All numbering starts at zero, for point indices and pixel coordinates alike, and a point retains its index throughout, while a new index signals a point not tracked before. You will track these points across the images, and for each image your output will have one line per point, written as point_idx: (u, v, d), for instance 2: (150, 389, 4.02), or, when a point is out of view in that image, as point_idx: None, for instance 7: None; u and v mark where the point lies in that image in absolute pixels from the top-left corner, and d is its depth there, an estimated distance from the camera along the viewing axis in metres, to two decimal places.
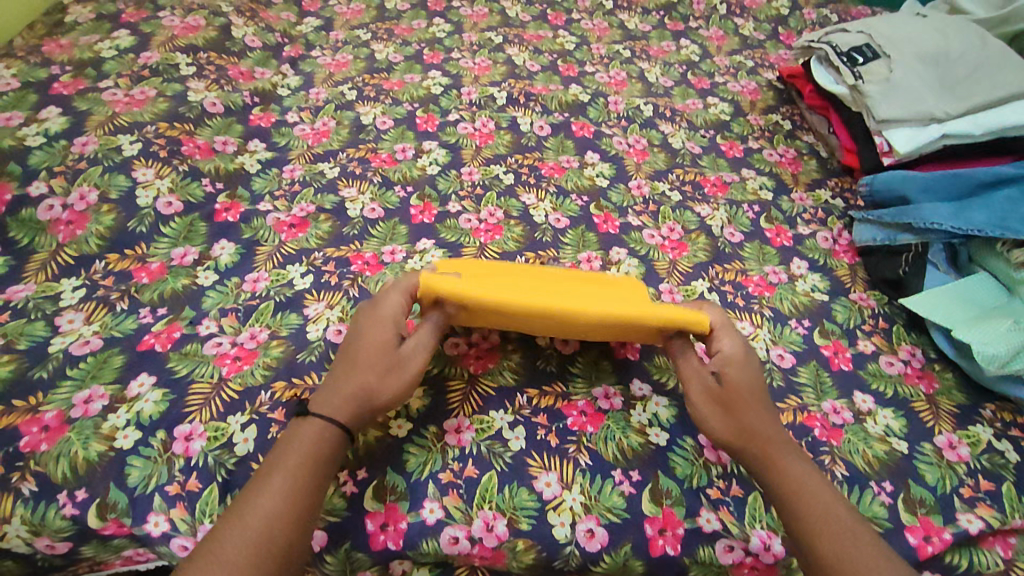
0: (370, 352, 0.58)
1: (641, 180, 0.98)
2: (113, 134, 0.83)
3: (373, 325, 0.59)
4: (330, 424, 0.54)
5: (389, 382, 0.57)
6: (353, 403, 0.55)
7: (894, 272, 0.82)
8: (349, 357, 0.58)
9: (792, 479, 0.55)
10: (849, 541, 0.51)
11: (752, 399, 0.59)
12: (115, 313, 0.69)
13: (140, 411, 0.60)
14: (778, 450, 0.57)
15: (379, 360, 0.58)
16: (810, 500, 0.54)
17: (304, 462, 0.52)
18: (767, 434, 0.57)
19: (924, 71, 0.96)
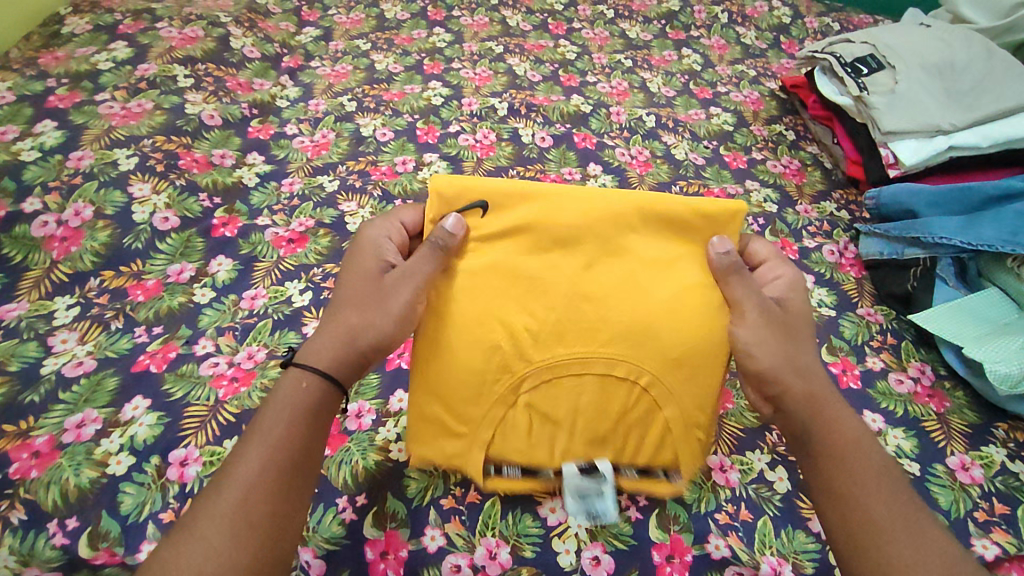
0: (365, 279, 0.56)
1: (644, 193, 0.97)
2: (110, 148, 0.82)
3: (376, 246, 0.58)
4: (319, 374, 0.52)
5: (379, 309, 0.54)
6: (341, 350, 0.53)
7: (902, 287, 0.81)
8: (344, 289, 0.56)
9: (841, 435, 0.53)
10: (893, 508, 0.49)
11: (801, 342, 0.57)
12: (109, 332, 0.68)
13: (134, 435, 0.59)
14: (829, 403, 0.54)
15: (372, 285, 0.55)
16: (861, 459, 0.51)
17: (292, 424, 0.49)
18: (816, 386, 0.55)
19: (930, 82, 0.95)
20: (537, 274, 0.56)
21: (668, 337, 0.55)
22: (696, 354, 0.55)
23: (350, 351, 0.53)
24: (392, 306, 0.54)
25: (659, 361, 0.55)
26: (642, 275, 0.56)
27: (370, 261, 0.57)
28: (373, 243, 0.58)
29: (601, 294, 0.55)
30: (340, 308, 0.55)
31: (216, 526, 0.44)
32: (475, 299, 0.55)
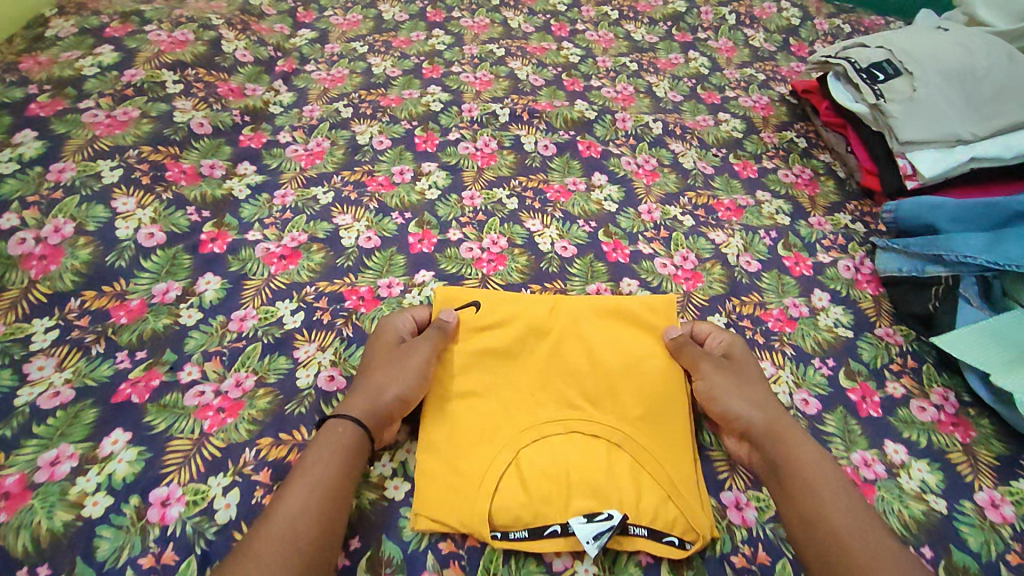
0: (383, 353, 0.65)
1: (652, 204, 0.93)
2: (93, 160, 0.78)
3: (385, 327, 0.68)
4: (353, 422, 0.58)
5: (396, 369, 0.63)
6: (368, 407, 0.60)
7: (924, 307, 0.77)
8: (364, 364, 0.65)
9: (803, 459, 0.58)
10: (854, 520, 0.53)
11: (752, 388, 0.65)
12: (89, 357, 0.64)
13: (112, 473, 0.56)
14: (790, 434, 0.60)
15: (389, 356, 0.64)
16: (821, 479, 0.56)
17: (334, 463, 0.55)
18: (773, 421, 0.61)
19: (949, 89, 0.91)
20: (522, 352, 0.67)
21: (635, 400, 0.64)
22: (664, 414, 0.64)
23: (377, 407, 0.60)
24: (408, 366, 0.63)
25: (629, 421, 0.63)
26: (608, 353, 0.67)
27: (383, 339, 0.67)
28: (384, 326, 0.68)
29: (575, 370, 0.66)
30: (365, 376, 0.63)
31: (269, 548, 0.48)
32: (472, 372, 0.66)
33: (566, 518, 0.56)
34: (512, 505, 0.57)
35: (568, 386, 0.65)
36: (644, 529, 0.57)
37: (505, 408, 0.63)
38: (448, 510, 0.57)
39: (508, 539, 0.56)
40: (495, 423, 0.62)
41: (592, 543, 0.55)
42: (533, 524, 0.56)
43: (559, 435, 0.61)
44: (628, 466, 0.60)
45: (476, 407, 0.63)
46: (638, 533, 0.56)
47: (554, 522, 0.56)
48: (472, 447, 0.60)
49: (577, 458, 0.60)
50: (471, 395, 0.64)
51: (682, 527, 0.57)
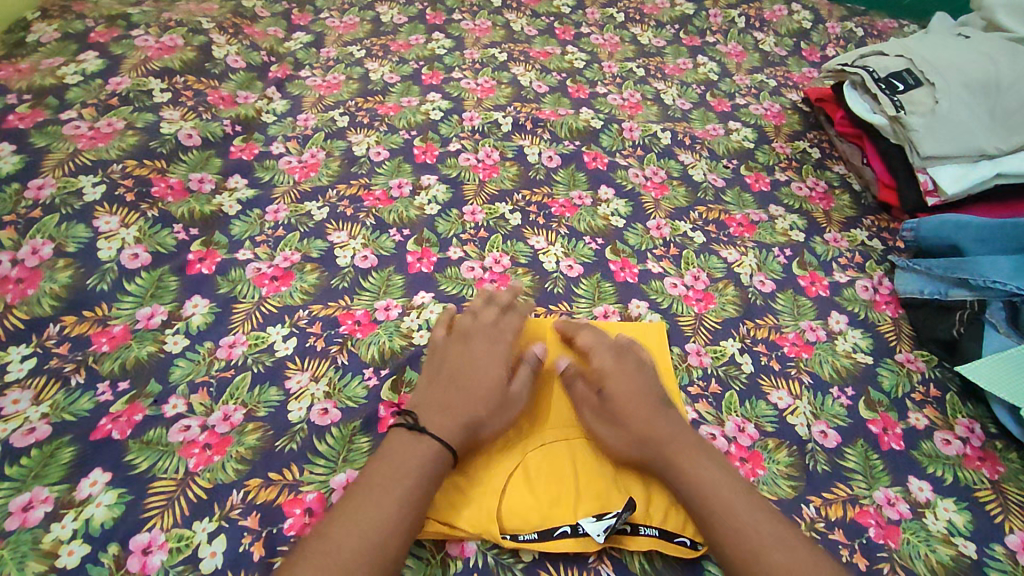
0: (490, 374, 0.61)
1: (661, 219, 0.89)
2: (74, 175, 0.75)
3: (495, 339, 0.65)
4: (445, 444, 0.55)
5: (506, 401, 0.60)
6: (463, 427, 0.57)
7: (947, 333, 0.74)
8: (461, 371, 0.61)
9: (693, 481, 0.54)
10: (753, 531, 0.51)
11: (634, 401, 0.60)
12: (68, 389, 0.61)
13: (90, 518, 0.52)
14: (675, 452, 0.56)
15: (497, 382, 0.61)
16: (713, 501, 0.53)
17: (424, 464, 0.53)
18: (657, 437, 0.57)
19: (972, 101, 0.88)
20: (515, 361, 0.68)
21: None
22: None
23: (472, 441, 0.58)
24: (516, 401, 0.61)
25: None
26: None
27: (489, 352, 0.64)
28: (493, 337, 0.65)
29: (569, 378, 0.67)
30: (470, 394, 0.59)
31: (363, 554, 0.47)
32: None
33: (574, 519, 0.56)
34: (522, 509, 0.56)
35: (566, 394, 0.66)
36: (654, 529, 0.56)
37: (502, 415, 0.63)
38: (453, 512, 0.56)
39: (518, 540, 0.55)
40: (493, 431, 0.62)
41: (603, 536, 0.55)
42: (541, 526, 0.56)
43: (559, 442, 0.61)
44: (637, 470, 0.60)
45: None
46: (649, 533, 0.56)
47: (562, 522, 0.56)
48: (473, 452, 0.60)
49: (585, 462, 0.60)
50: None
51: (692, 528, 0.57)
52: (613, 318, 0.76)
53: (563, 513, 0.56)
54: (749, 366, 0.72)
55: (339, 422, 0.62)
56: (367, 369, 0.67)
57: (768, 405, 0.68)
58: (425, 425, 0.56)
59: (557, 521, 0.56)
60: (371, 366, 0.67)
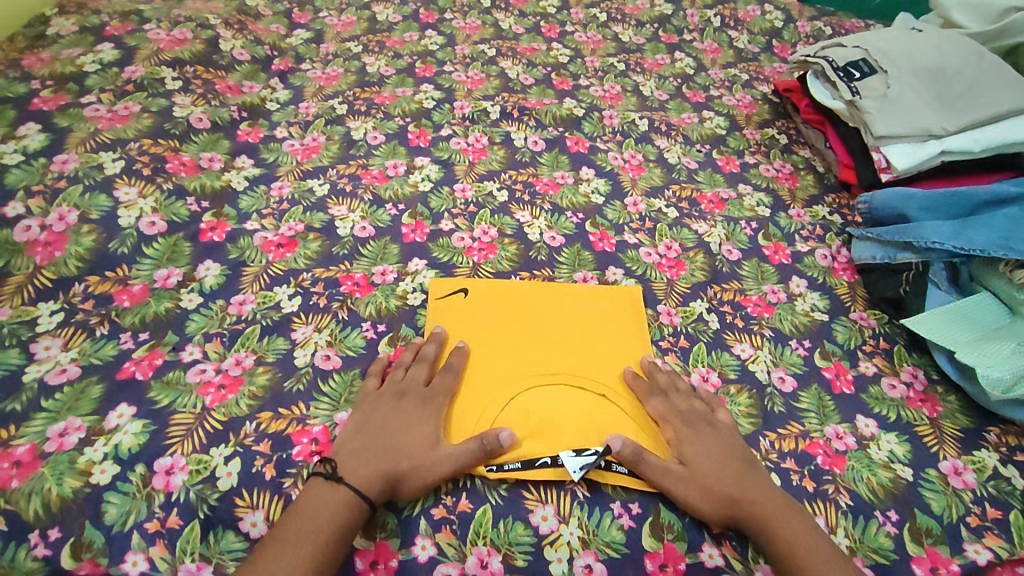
0: (416, 440, 0.61)
1: (637, 197, 0.96)
2: (95, 151, 0.81)
3: (425, 402, 0.65)
4: (361, 497, 0.56)
5: (430, 463, 0.60)
6: (385, 480, 0.58)
7: (894, 292, 0.81)
8: (384, 435, 0.61)
9: (795, 557, 0.56)
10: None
11: (721, 468, 0.62)
12: (93, 338, 0.67)
13: (119, 443, 0.58)
14: (769, 522, 0.58)
15: (420, 446, 0.61)
16: (809, 559, 0.56)
17: (368, 483, 0.57)
18: (748, 504, 0.59)
19: (921, 88, 0.95)
20: (508, 317, 0.75)
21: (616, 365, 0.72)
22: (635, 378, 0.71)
23: (391, 495, 0.58)
24: (442, 462, 0.60)
25: (615, 378, 0.71)
26: (583, 328, 0.75)
27: (418, 413, 0.64)
28: (423, 398, 0.65)
29: (555, 336, 0.74)
30: (390, 458, 0.60)
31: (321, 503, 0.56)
32: (466, 329, 0.74)
33: (555, 452, 0.63)
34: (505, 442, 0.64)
35: (553, 349, 0.72)
36: (625, 466, 0.63)
37: (498, 362, 0.71)
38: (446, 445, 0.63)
39: (504, 471, 0.61)
40: (495, 372, 0.70)
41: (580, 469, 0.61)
42: (526, 456, 0.63)
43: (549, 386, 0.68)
44: (608, 410, 0.68)
45: (473, 360, 0.71)
46: (620, 470, 0.63)
47: (544, 455, 0.63)
48: (467, 394, 0.68)
49: (571, 404, 0.67)
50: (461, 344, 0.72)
51: None
52: (591, 282, 0.83)
53: (546, 446, 0.63)
54: (715, 323, 0.79)
55: (341, 368, 0.69)
56: (366, 323, 0.73)
57: (731, 355, 0.76)
58: (345, 477, 0.57)
59: (540, 453, 0.63)
60: (369, 321, 0.74)
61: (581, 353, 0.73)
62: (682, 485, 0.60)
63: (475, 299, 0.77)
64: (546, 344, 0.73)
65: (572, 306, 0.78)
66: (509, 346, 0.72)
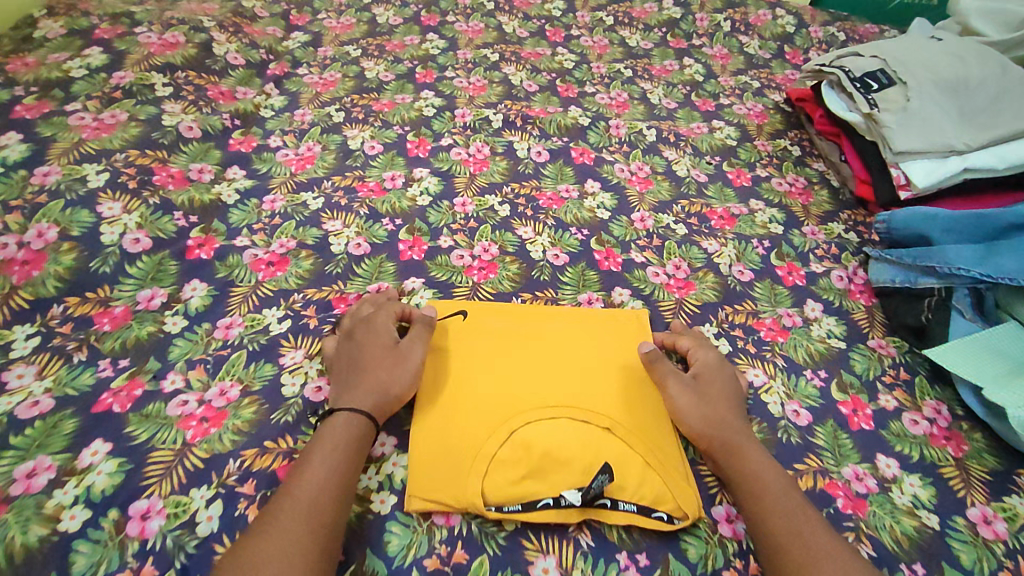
0: (378, 350, 0.65)
1: (645, 212, 0.92)
2: (79, 163, 0.77)
3: (371, 320, 0.69)
4: (359, 412, 0.60)
5: (407, 366, 0.65)
6: (376, 397, 0.62)
7: (916, 319, 0.77)
8: (356, 358, 0.65)
9: (754, 473, 0.60)
10: (800, 533, 0.55)
11: (721, 393, 0.67)
12: (71, 366, 0.63)
13: (91, 485, 0.55)
14: (741, 444, 0.63)
15: (387, 354, 0.65)
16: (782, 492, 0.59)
17: (364, 404, 0.61)
18: (726, 421, 0.64)
19: (942, 101, 0.91)
20: (504, 345, 0.71)
21: (619, 395, 0.67)
22: (641, 409, 0.67)
23: (385, 404, 0.62)
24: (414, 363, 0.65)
25: (619, 408, 0.66)
26: (580, 353, 0.71)
27: (374, 331, 0.67)
28: (370, 320, 0.68)
29: (552, 364, 0.69)
30: (367, 372, 0.64)
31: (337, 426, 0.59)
32: (457, 358, 0.69)
33: (557, 492, 0.59)
34: (502, 484, 0.59)
35: (548, 376, 0.68)
36: (632, 506, 0.59)
37: (493, 394, 0.66)
38: (439, 489, 0.59)
39: (502, 513, 0.58)
40: (490, 403, 0.65)
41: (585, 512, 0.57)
42: (526, 498, 0.58)
43: (550, 418, 0.63)
44: (614, 445, 0.62)
45: (467, 391, 0.66)
46: (628, 509, 0.59)
47: (545, 496, 0.59)
48: (461, 430, 0.63)
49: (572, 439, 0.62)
50: (455, 375, 0.68)
51: (669, 504, 0.60)
52: (596, 304, 0.79)
53: (546, 486, 0.59)
54: (726, 349, 0.75)
55: None
56: None
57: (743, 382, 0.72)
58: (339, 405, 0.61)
59: (541, 493, 0.59)
60: None
61: (581, 382, 0.68)
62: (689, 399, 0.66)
63: (462, 306, 0.75)
64: (527, 337, 0.72)
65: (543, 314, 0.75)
66: (504, 375, 0.68)
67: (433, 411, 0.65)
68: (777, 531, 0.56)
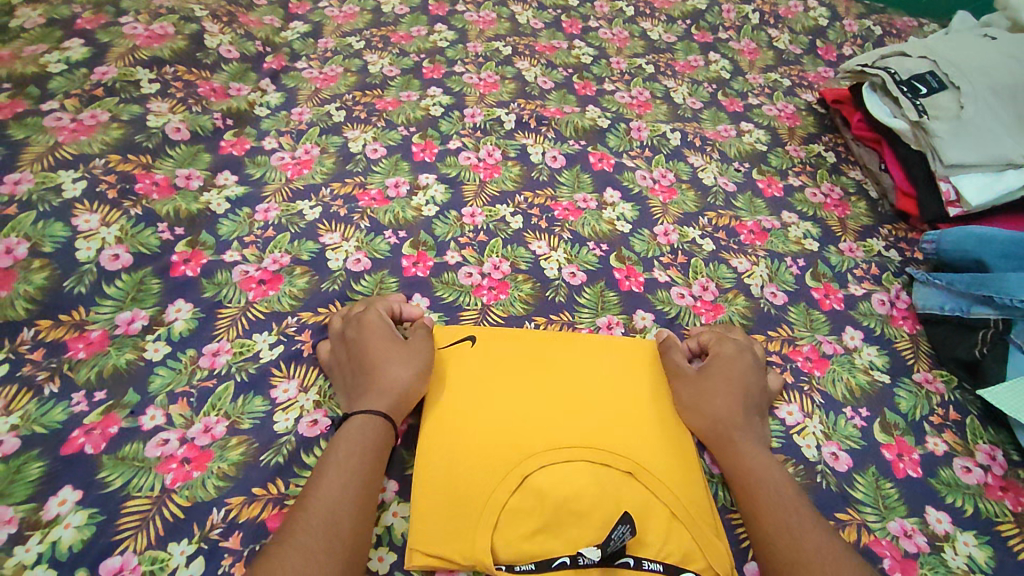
0: (383, 346, 0.61)
1: (669, 225, 0.85)
2: (53, 170, 0.71)
3: (363, 318, 0.64)
4: (376, 414, 0.57)
5: (414, 361, 0.61)
6: (392, 398, 0.58)
7: (969, 353, 0.70)
8: (362, 358, 0.61)
9: (748, 475, 0.58)
10: (790, 531, 0.53)
11: (734, 385, 0.63)
12: (40, 399, 0.57)
13: (57, 541, 0.49)
14: (739, 441, 0.60)
15: (393, 349, 0.61)
16: (772, 486, 0.56)
17: (379, 409, 0.57)
18: (728, 418, 0.61)
19: (999, 108, 0.84)
20: (517, 377, 0.64)
21: (643, 431, 0.61)
22: (666, 451, 0.60)
23: (401, 402, 0.59)
24: (422, 357, 0.61)
25: (643, 449, 0.60)
26: (590, 385, 0.64)
27: (371, 327, 0.63)
28: (362, 319, 0.64)
29: (568, 398, 0.63)
30: (374, 370, 0.60)
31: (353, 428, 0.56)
32: (463, 393, 0.62)
33: (574, 549, 0.52)
34: (515, 537, 0.53)
35: (563, 411, 0.61)
36: (658, 564, 0.52)
37: (504, 435, 0.59)
38: (441, 542, 0.53)
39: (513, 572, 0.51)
40: (502, 443, 0.58)
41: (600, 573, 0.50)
42: (539, 556, 0.52)
43: (565, 461, 0.57)
44: (639, 493, 0.56)
45: (477, 429, 0.60)
46: (652, 568, 0.52)
47: (562, 553, 0.52)
48: (466, 476, 0.56)
49: (589, 488, 0.55)
50: (462, 413, 0.61)
51: (698, 563, 0.53)
52: (617, 330, 0.73)
53: (562, 543, 0.53)
54: None
55: (329, 434, 0.59)
56: None
57: (776, 420, 0.66)
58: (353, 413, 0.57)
59: (557, 550, 0.52)
60: None
61: (601, 418, 0.61)
62: (694, 397, 0.63)
63: (481, 329, 0.68)
64: (538, 365, 0.65)
65: (550, 336, 0.68)
66: (515, 411, 0.61)
67: (439, 451, 0.58)
68: (766, 525, 0.54)
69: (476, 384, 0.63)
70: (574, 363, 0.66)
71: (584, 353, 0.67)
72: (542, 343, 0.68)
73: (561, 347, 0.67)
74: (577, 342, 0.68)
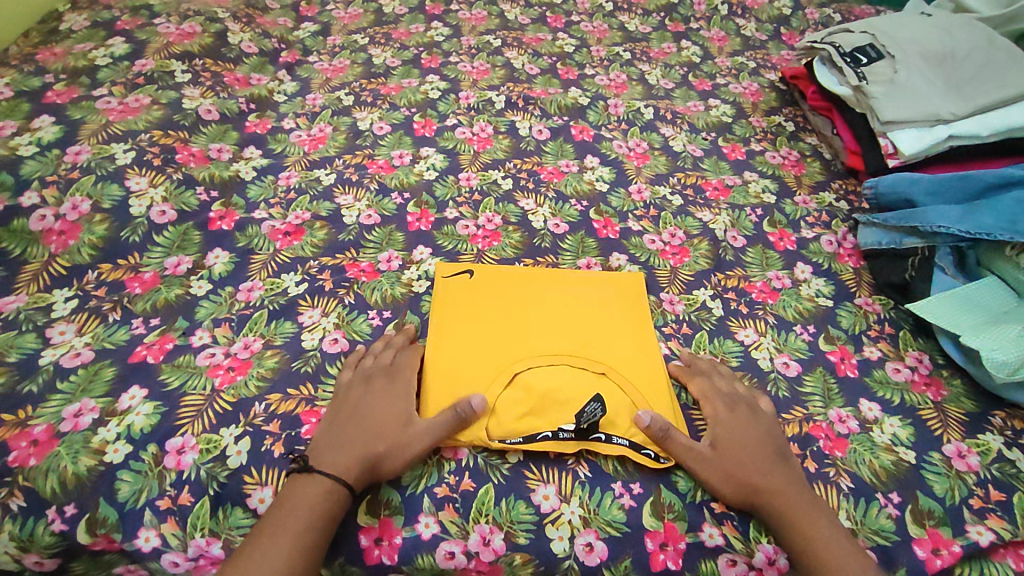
0: (386, 421, 0.62)
1: (642, 184, 0.96)
2: (107, 143, 0.83)
3: (394, 378, 0.66)
4: (339, 482, 0.57)
5: (406, 437, 0.61)
6: (362, 463, 0.58)
7: (900, 277, 0.81)
8: (357, 419, 0.62)
9: (806, 538, 0.57)
10: None
11: (747, 452, 0.62)
12: (107, 323, 0.68)
13: (131, 424, 0.60)
14: (786, 509, 0.59)
15: (391, 429, 0.61)
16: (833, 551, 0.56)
17: (343, 476, 0.57)
18: (765, 487, 0.60)
19: (930, 72, 0.95)
20: (511, 298, 0.76)
21: (614, 341, 0.72)
22: (635, 355, 0.71)
23: (369, 475, 0.59)
24: (416, 436, 0.61)
25: (618, 358, 0.70)
26: (571, 307, 0.75)
27: (388, 390, 0.65)
28: (393, 376, 0.66)
29: (555, 317, 0.74)
30: (364, 435, 0.60)
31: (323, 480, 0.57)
32: (461, 310, 0.74)
33: (556, 426, 0.63)
34: (507, 418, 0.63)
35: (548, 329, 0.72)
36: (625, 439, 0.63)
37: (497, 348, 0.70)
38: None
39: (506, 444, 0.62)
40: (496, 348, 0.70)
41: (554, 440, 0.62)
42: (527, 431, 0.63)
43: (549, 364, 0.68)
44: (609, 388, 0.66)
45: (478, 336, 0.71)
46: (620, 442, 0.63)
47: (545, 429, 0.63)
48: (467, 372, 0.68)
49: (570, 383, 0.66)
50: (462, 326, 0.72)
51: (660, 441, 0.63)
52: (595, 269, 0.83)
53: (545, 422, 0.63)
54: (719, 311, 0.79)
55: (348, 351, 0.70)
56: (372, 310, 0.75)
57: (734, 342, 0.76)
58: (321, 466, 0.58)
59: (540, 427, 0.63)
60: (375, 307, 0.75)
61: (581, 333, 0.72)
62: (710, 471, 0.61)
63: (480, 264, 0.80)
64: (528, 297, 0.76)
65: (539, 270, 0.80)
66: (511, 332, 0.72)
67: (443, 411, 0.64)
68: None
69: (478, 304, 0.75)
70: (558, 292, 0.77)
71: (567, 285, 0.78)
72: (532, 271, 0.79)
73: (548, 277, 0.79)
74: (564, 285, 0.78)
